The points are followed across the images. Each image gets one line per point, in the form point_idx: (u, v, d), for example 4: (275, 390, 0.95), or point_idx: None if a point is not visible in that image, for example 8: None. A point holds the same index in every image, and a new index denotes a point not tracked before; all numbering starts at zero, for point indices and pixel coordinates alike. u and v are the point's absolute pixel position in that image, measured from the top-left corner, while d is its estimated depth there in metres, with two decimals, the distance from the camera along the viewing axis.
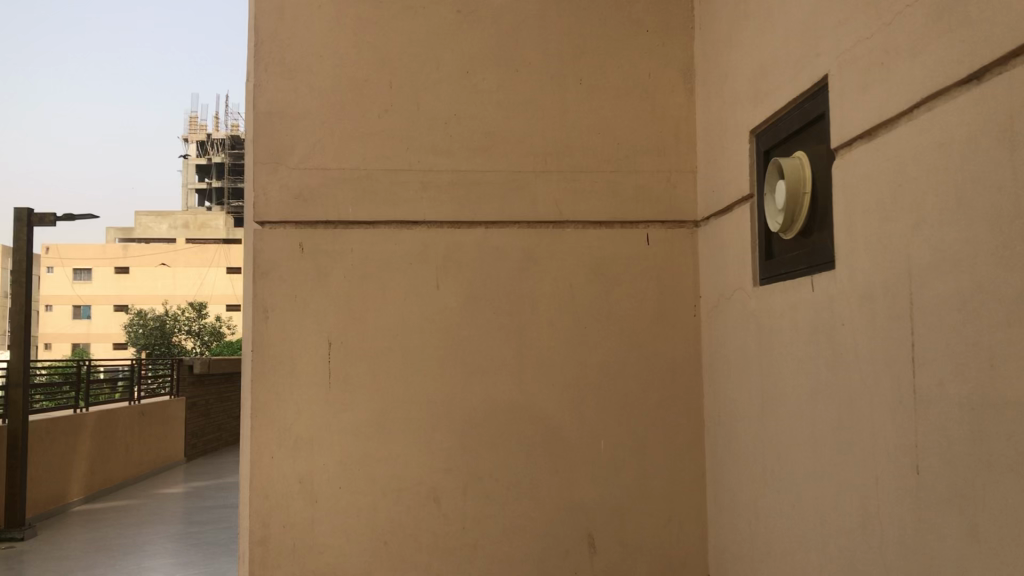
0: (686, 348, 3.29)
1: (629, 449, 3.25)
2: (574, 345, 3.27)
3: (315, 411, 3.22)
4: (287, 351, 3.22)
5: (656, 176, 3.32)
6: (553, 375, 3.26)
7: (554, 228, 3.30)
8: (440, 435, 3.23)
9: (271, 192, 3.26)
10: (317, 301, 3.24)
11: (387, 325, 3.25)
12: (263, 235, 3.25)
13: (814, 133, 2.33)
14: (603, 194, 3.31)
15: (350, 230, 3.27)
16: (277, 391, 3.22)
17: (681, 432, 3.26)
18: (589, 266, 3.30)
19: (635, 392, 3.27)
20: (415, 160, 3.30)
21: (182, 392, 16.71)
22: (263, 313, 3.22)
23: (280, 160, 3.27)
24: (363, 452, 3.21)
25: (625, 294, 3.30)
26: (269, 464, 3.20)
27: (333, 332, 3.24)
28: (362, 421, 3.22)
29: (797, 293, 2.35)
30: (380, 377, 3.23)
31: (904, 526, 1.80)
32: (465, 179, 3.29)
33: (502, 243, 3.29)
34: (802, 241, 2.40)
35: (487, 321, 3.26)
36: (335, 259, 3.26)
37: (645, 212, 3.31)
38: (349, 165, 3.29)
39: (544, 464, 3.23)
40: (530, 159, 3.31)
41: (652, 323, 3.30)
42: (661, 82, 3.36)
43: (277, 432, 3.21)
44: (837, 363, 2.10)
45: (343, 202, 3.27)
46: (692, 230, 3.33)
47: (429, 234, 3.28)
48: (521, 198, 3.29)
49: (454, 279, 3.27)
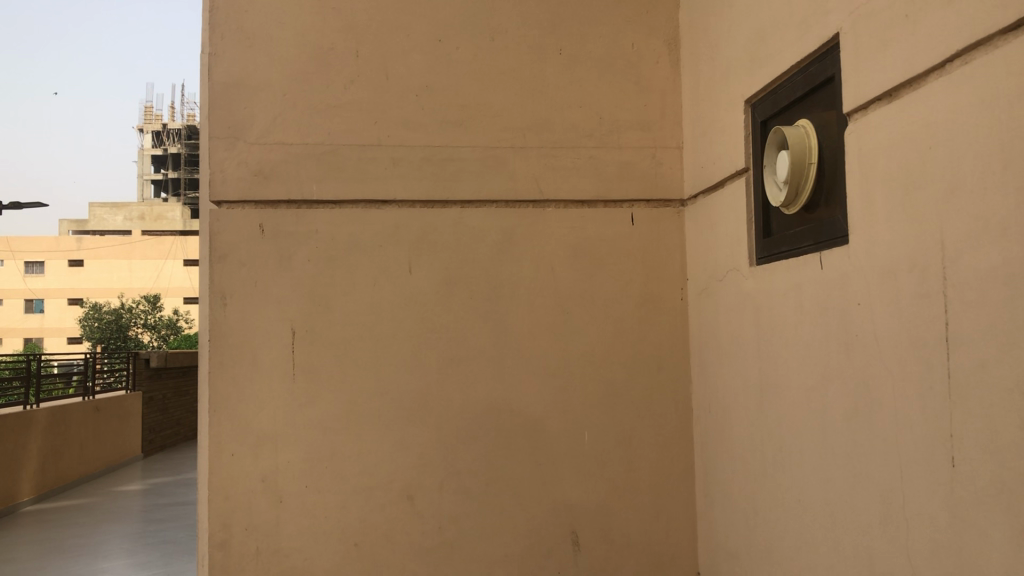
0: (673, 335, 3.12)
1: (615, 441, 3.08)
2: (556, 331, 3.09)
3: (279, 405, 3.00)
4: (248, 341, 3.00)
5: (641, 152, 3.15)
6: (534, 363, 3.07)
7: (534, 208, 3.11)
8: (414, 429, 3.02)
9: (229, 169, 3.03)
10: (280, 287, 3.02)
11: (355, 311, 3.03)
12: (221, 216, 3.02)
13: (822, 100, 2.15)
14: (585, 171, 3.12)
15: (315, 210, 3.05)
16: (238, 383, 2.99)
17: (669, 423, 3.10)
18: (571, 249, 3.11)
19: (620, 380, 3.09)
20: (384, 135, 3.08)
21: (138, 386, 16.29)
22: (222, 300, 3.00)
23: (239, 134, 3.04)
24: (332, 448, 3.00)
25: (608, 278, 3.12)
26: (230, 462, 2.97)
27: (298, 320, 3.02)
28: (329, 415, 3.01)
29: (803, 272, 2.18)
30: (348, 368, 3.02)
31: (938, 524, 1.64)
32: (438, 155, 3.09)
33: (479, 224, 3.08)
34: (806, 216, 2.23)
35: (463, 307, 3.06)
36: (299, 242, 3.03)
37: (629, 190, 3.13)
38: (314, 140, 3.06)
39: (525, 458, 3.04)
40: (507, 134, 3.11)
41: (638, 308, 3.12)
42: (645, 53, 3.18)
43: (238, 427, 2.99)
44: (853, 345, 1.93)
45: (307, 179, 3.05)
46: (678, 210, 3.16)
47: (400, 214, 3.07)
48: (498, 175, 3.09)
49: (428, 263, 3.06)
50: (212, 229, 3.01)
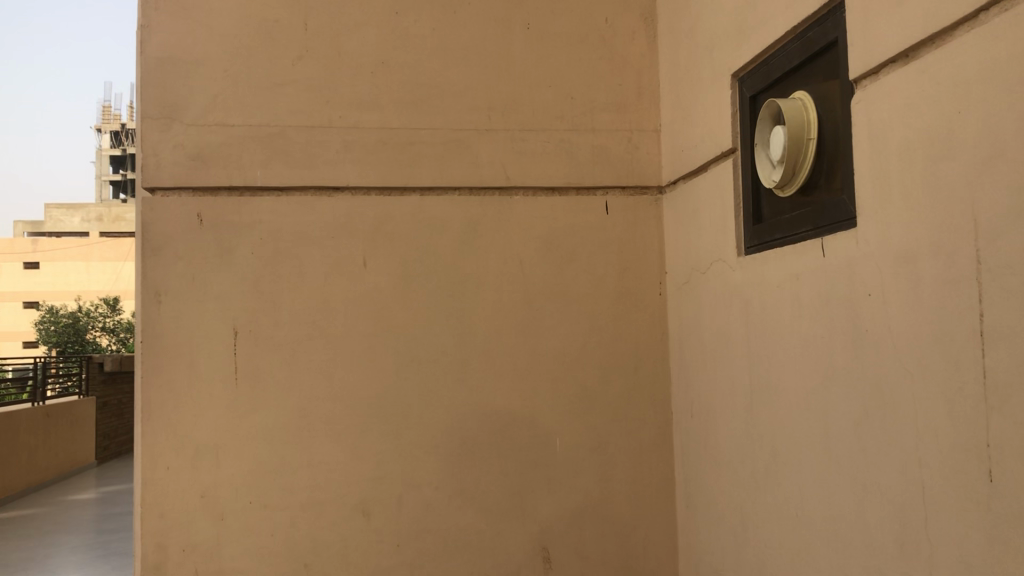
0: (652, 332, 2.89)
1: (589, 448, 2.83)
2: (525, 329, 2.84)
3: (220, 413, 2.72)
4: (185, 342, 2.72)
5: (616, 135, 2.91)
6: (501, 365, 2.82)
7: (500, 196, 2.86)
8: (370, 437, 2.76)
9: (163, 153, 2.74)
10: (221, 282, 2.74)
11: (305, 309, 2.76)
12: (154, 204, 2.73)
13: (822, 69, 1.93)
14: (556, 155, 2.88)
15: (260, 198, 2.77)
16: (173, 389, 2.71)
17: (647, 429, 2.86)
18: (541, 240, 2.86)
19: (594, 382, 2.85)
20: (336, 115, 2.81)
21: (92, 391, 15.80)
22: (155, 297, 2.71)
23: (173, 114, 2.76)
24: (279, 459, 2.72)
25: (581, 272, 2.88)
26: (165, 477, 2.69)
27: (241, 319, 2.74)
28: (276, 423, 2.73)
29: (801, 260, 1.96)
30: (296, 371, 2.75)
31: (969, 548, 1.42)
32: (395, 138, 2.83)
33: (440, 213, 2.83)
34: (803, 198, 2.01)
35: (423, 303, 2.80)
36: (242, 233, 2.76)
37: (603, 176, 2.89)
38: (257, 121, 2.78)
39: (491, 467, 2.79)
40: (471, 115, 2.86)
41: (613, 304, 2.88)
42: (619, 28, 2.94)
43: (174, 437, 2.70)
44: (865, 341, 1.71)
45: (250, 164, 2.77)
46: (656, 198, 2.92)
47: (354, 202, 2.80)
48: (461, 160, 2.84)
49: (384, 255, 2.80)
50: (144, 218, 2.72)
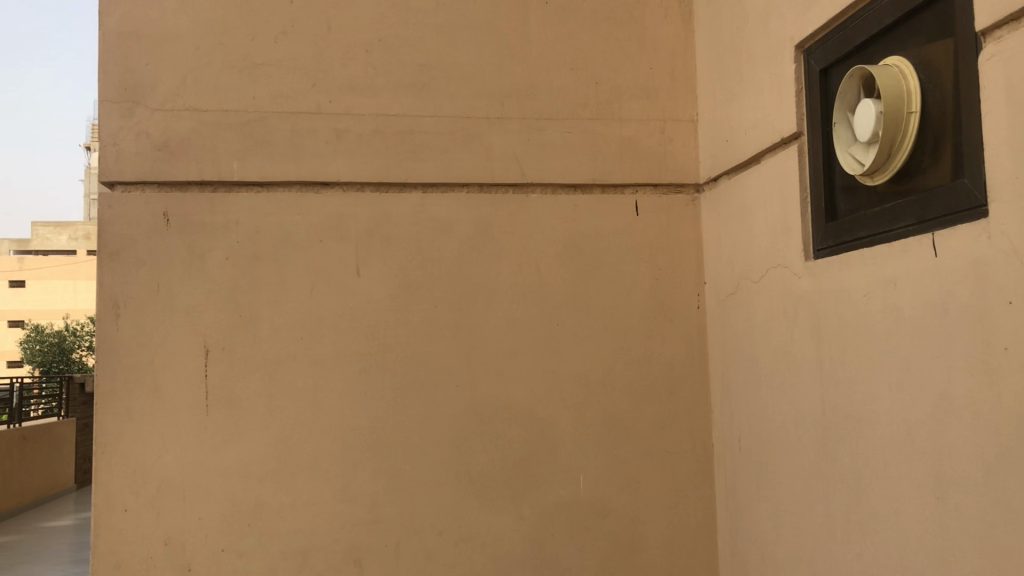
0: (689, 351, 2.51)
1: (617, 487, 2.44)
2: (542, 348, 2.45)
3: (188, 444, 2.32)
4: (148, 363, 2.33)
5: (646, 125, 2.54)
6: (516, 390, 2.43)
7: (514, 194, 2.48)
8: (363, 474, 2.36)
9: (125, 142, 2.36)
10: (190, 292, 2.35)
11: (287, 324, 2.37)
12: (113, 201, 2.35)
13: (923, 25, 1.56)
14: (578, 147, 2.51)
15: (237, 195, 2.39)
16: (133, 418, 2.31)
17: (684, 464, 2.47)
18: (562, 245, 2.49)
19: (623, 409, 2.47)
20: (325, 100, 2.44)
21: (74, 411, 15.31)
22: (114, 310, 2.32)
23: (137, 97, 2.38)
24: (257, 501, 2.33)
25: (608, 281, 2.50)
26: (122, 521, 2.29)
27: (213, 335, 2.35)
28: (253, 458, 2.33)
29: (901, 263, 1.59)
30: (277, 396, 2.35)
31: None
32: (394, 127, 2.45)
33: (445, 214, 2.45)
34: (901, 186, 1.63)
35: (425, 318, 2.42)
36: (215, 236, 2.37)
37: (632, 172, 2.52)
38: (234, 106, 2.41)
39: (504, 508, 2.40)
40: (481, 102, 2.49)
41: (644, 318, 2.50)
42: (650, 4, 2.58)
43: (133, 473, 2.30)
44: (1002, 363, 1.33)
45: (226, 156, 2.39)
46: (693, 197, 2.55)
47: (346, 200, 2.42)
48: (470, 152, 2.47)
49: (381, 262, 2.42)
50: (101, 218, 2.33)
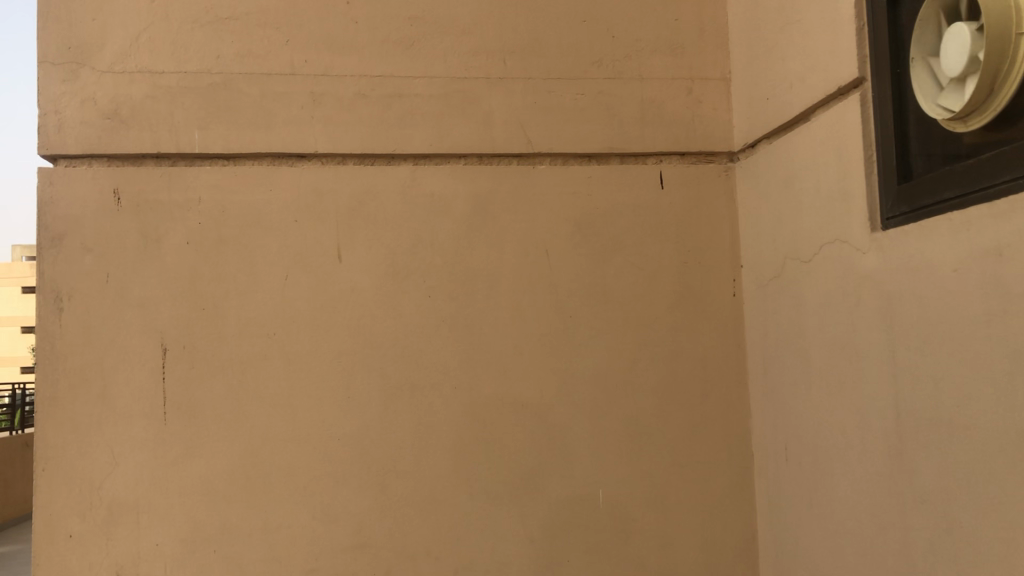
0: (724, 345, 2.17)
1: (642, 504, 2.11)
2: (554, 342, 2.12)
3: (142, 459, 2.00)
4: (96, 365, 2.01)
5: (671, 85, 2.21)
6: (524, 392, 2.10)
7: (519, 165, 2.15)
8: (347, 492, 2.03)
9: (68, 109, 2.04)
10: (145, 282, 2.03)
11: (258, 318, 2.05)
12: (55, 178, 2.03)
13: None
14: (592, 112, 2.17)
15: (198, 169, 2.07)
16: (78, 428, 1.99)
17: (719, 476, 2.14)
18: (575, 224, 2.15)
19: (649, 413, 2.13)
20: (300, 60, 2.11)
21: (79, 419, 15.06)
22: (56, 304, 2.00)
23: (83, 58, 2.06)
24: (223, 524, 2.00)
25: (629, 266, 2.16)
26: (68, 548, 1.97)
27: (171, 332, 2.03)
28: (218, 475, 2.01)
29: (1008, 227, 1.24)
30: (247, 403, 2.03)
31: None
32: (380, 90, 2.13)
33: (440, 189, 2.12)
34: (1003, 131, 1.28)
35: (418, 310, 2.09)
36: (174, 217, 2.05)
37: (655, 139, 2.18)
38: (195, 67, 2.08)
39: (512, 530, 2.07)
40: (479, 60, 2.16)
41: (671, 308, 2.16)
42: None
43: (79, 493, 1.98)
44: None
45: (186, 125, 2.07)
46: (726, 167, 2.21)
47: (325, 174, 2.09)
48: (468, 117, 2.14)
49: (366, 246, 2.09)
50: (41, 197, 2.02)
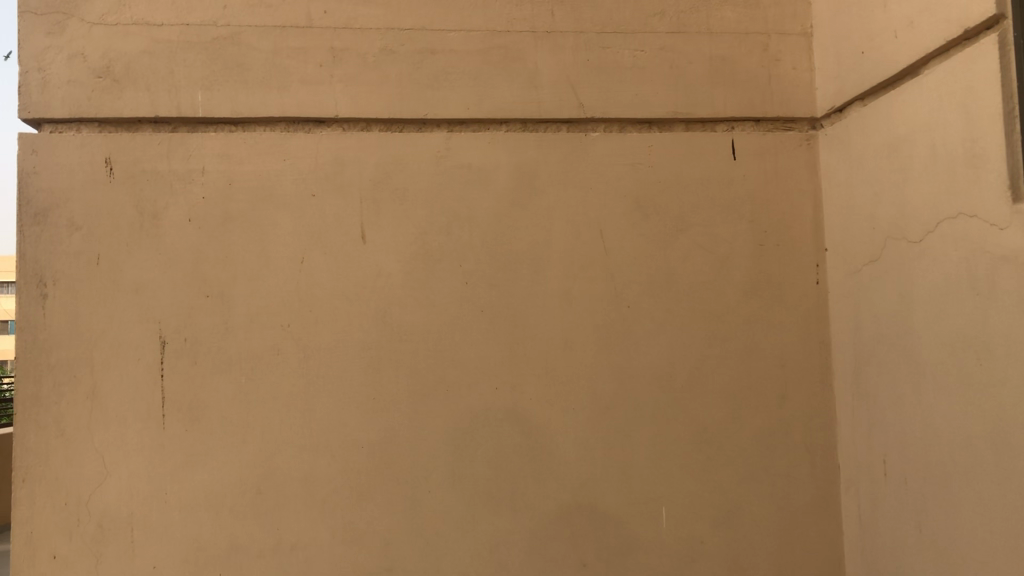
0: (805, 340, 1.88)
1: (711, 522, 1.82)
2: (609, 336, 1.84)
3: (137, 468, 1.74)
4: (84, 359, 1.75)
5: (744, 41, 1.92)
6: (575, 393, 1.82)
7: (569, 133, 1.88)
8: (371, 506, 1.76)
9: (53, 66, 1.78)
10: (141, 265, 1.77)
11: (271, 307, 1.78)
12: (39, 145, 1.77)
13: None
14: (653, 71, 1.89)
15: (203, 136, 1.80)
16: (64, 432, 1.74)
17: (800, 491, 1.85)
18: (633, 201, 1.87)
19: (718, 417, 1.84)
20: (319, 11, 1.84)
21: None
22: (38, 289, 1.74)
23: (71, 8, 1.80)
24: (229, 543, 1.74)
25: (695, 248, 1.87)
26: (52, 571, 1.71)
27: (171, 322, 1.77)
28: (224, 486, 1.74)
29: None
30: (257, 404, 1.76)
31: None
32: (409, 46, 1.85)
33: (480, 160, 1.85)
34: None
35: (454, 298, 1.82)
36: (174, 190, 1.79)
37: (726, 102, 1.90)
38: (198, 19, 1.82)
39: (561, 551, 1.79)
40: (524, 12, 1.88)
41: (744, 296, 1.88)
42: None
43: (65, 507, 1.72)
44: None
45: (189, 85, 1.80)
46: (807, 135, 1.93)
47: (348, 142, 1.82)
48: (511, 77, 1.86)
49: (394, 224, 1.82)
50: (22, 167, 1.76)
